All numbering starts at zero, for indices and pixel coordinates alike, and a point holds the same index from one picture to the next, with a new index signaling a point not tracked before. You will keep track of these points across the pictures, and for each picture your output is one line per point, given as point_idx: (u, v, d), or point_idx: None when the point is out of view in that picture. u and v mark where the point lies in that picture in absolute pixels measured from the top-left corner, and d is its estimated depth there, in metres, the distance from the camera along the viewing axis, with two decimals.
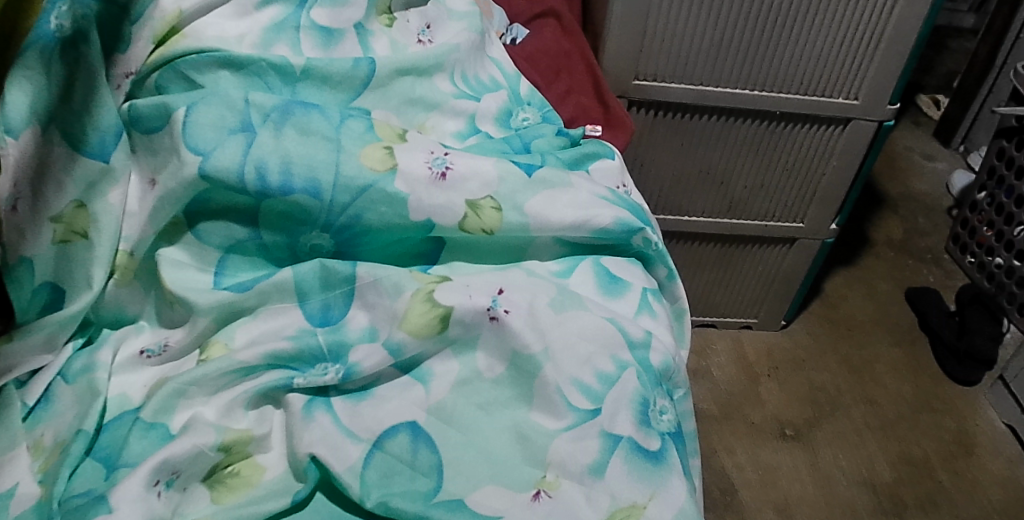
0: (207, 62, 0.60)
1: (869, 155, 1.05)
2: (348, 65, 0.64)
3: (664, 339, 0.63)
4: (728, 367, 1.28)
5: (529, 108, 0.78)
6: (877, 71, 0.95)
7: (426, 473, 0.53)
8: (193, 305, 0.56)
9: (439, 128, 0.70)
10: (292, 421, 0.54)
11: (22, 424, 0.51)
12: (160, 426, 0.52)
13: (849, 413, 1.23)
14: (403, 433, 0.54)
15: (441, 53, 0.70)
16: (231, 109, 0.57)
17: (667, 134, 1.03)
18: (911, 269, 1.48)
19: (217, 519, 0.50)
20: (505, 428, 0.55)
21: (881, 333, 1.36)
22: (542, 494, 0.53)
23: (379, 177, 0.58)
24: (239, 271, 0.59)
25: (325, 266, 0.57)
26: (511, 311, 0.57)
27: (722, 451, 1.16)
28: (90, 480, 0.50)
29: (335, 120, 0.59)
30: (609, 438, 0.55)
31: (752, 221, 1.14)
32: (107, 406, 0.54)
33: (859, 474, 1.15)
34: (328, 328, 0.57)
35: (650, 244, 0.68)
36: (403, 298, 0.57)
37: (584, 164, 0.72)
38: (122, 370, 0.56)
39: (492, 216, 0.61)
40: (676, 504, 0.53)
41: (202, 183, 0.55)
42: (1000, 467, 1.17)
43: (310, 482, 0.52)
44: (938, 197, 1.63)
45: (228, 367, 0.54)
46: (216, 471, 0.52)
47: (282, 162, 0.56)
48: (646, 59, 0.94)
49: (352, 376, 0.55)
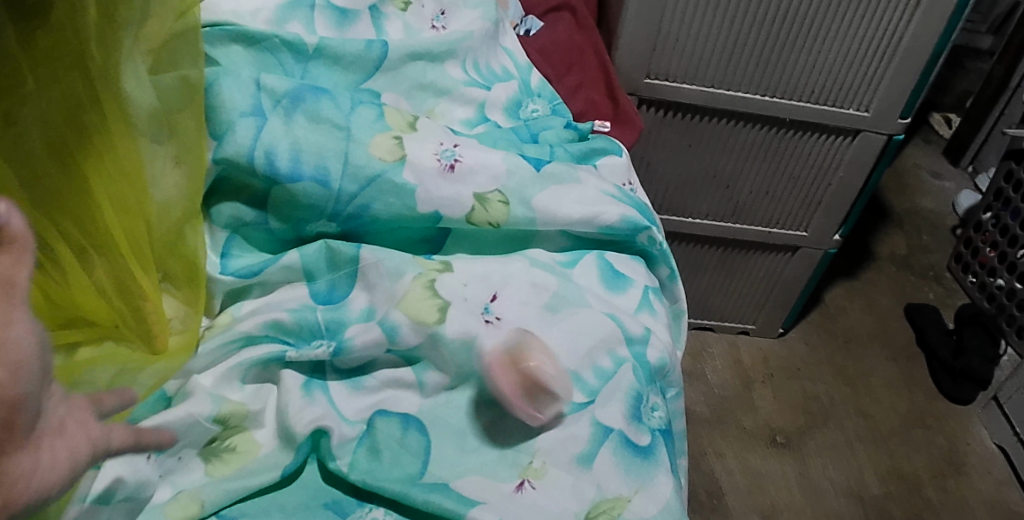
0: (220, 36, 0.59)
1: (877, 168, 1.05)
2: (361, 46, 0.65)
3: (662, 337, 0.64)
4: (723, 372, 1.29)
5: (540, 100, 0.78)
6: (891, 84, 0.94)
7: (416, 453, 0.54)
8: (211, 280, 0.57)
9: (448, 115, 0.70)
10: (287, 397, 0.54)
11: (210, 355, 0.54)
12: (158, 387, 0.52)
13: (842, 425, 1.23)
14: (395, 417, 0.55)
15: (454, 39, 0.71)
16: (243, 91, 0.58)
17: (676, 134, 1.03)
18: (912, 285, 1.48)
19: (208, 491, 0.50)
20: (496, 416, 0.56)
21: (879, 346, 1.36)
22: (526, 483, 0.53)
23: (388, 167, 0.59)
24: (245, 252, 0.59)
25: (331, 247, 0.59)
26: (500, 297, 0.60)
27: (712, 454, 1.17)
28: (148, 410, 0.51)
29: (346, 107, 0.60)
30: (601, 428, 0.56)
31: (755, 228, 1.14)
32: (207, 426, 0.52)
33: (848, 485, 1.15)
34: (330, 306, 0.58)
35: (654, 243, 0.68)
36: (403, 282, 0.58)
37: (591, 159, 0.73)
38: (221, 387, 0.54)
39: (499, 209, 0.62)
40: (661, 500, 0.55)
41: (216, 167, 0.56)
42: (989, 488, 1.17)
43: (301, 455, 0.53)
44: (944, 216, 1.63)
45: (230, 336, 0.55)
46: (213, 442, 0.52)
47: (291, 149, 0.57)
48: (659, 58, 0.94)
49: (343, 352, 0.55)
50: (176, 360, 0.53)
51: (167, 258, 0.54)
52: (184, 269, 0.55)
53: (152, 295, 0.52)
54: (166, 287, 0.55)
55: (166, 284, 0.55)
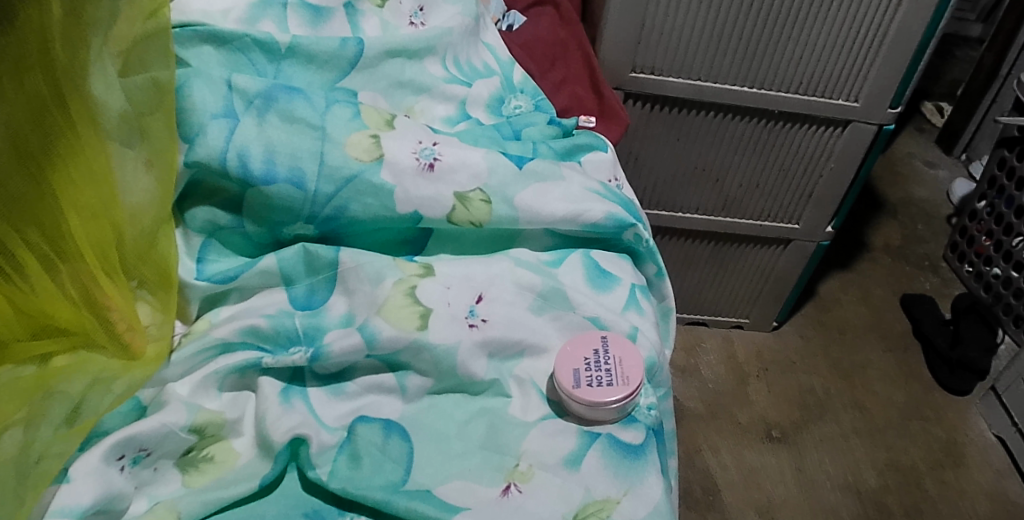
0: (191, 37, 0.59)
1: (867, 158, 1.04)
2: (336, 44, 0.64)
3: (650, 335, 0.63)
4: (717, 367, 1.28)
5: (522, 96, 0.76)
6: (880, 73, 0.93)
7: (397, 460, 0.53)
8: (184, 286, 0.56)
9: (428, 112, 0.69)
10: (266, 405, 0.53)
11: (184, 361, 0.53)
12: (131, 397, 0.51)
13: (838, 418, 1.22)
14: (376, 424, 0.54)
15: (432, 36, 0.70)
16: (214, 91, 0.56)
17: (664, 128, 1.02)
18: (907, 276, 1.47)
19: (184, 502, 0.49)
20: (479, 421, 0.55)
21: (874, 337, 1.35)
22: (512, 487, 0.52)
23: (365, 167, 0.58)
24: (221, 256, 0.58)
25: (308, 251, 0.57)
26: (489, 320, 0.57)
27: (707, 450, 1.16)
28: (119, 419, 0.50)
29: (321, 106, 0.59)
30: (587, 434, 0.55)
31: (747, 221, 1.13)
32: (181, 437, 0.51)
33: (844, 479, 1.14)
34: (309, 312, 0.57)
35: (640, 240, 0.67)
36: (383, 286, 0.56)
37: (576, 156, 0.71)
38: (196, 396, 0.53)
39: (481, 208, 0.61)
40: (651, 502, 0.53)
41: (188, 171, 0.55)
42: (989, 479, 1.16)
43: (280, 463, 0.51)
44: (938, 205, 1.62)
45: (205, 344, 0.54)
46: (190, 452, 0.51)
47: (265, 151, 0.56)
48: (644, 52, 0.93)
49: (320, 359, 0.54)
50: (142, 371, 0.52)
51: (140, 264, 0.53)
52: (160, 275, 0.54)
53: (119, 304, 0.53)
54: (142, 294, 0.54)
55: (142, 290, 0.54)
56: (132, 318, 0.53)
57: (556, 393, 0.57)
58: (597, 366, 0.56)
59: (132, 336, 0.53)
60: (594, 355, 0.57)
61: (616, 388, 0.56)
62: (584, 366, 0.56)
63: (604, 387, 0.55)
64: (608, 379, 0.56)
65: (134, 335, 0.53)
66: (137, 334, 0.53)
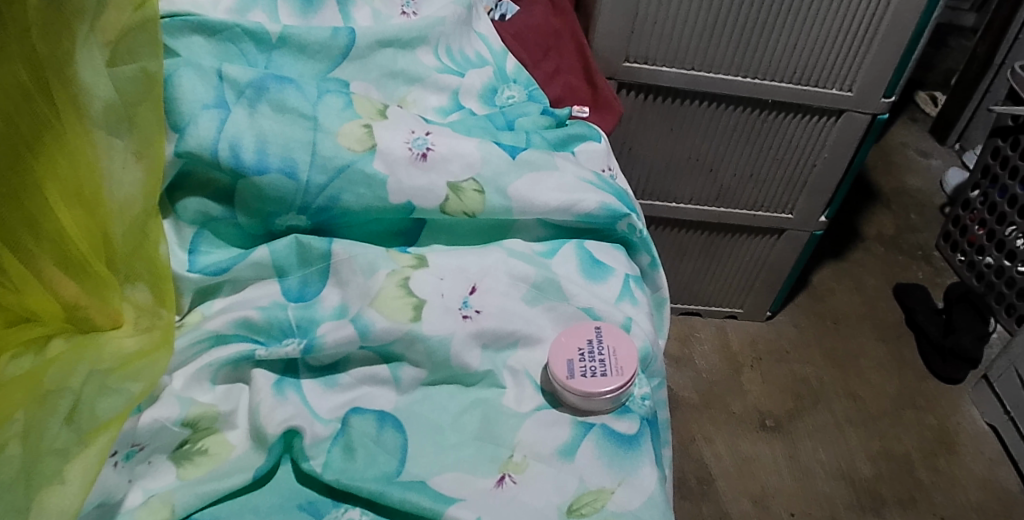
0: (180, 27, 0.58)
1: (861, 148, 1.04)
2: (327, 34, 0.63)
3: (643, 325, 0.63)
4: (711, 356, 1.28)
5: (515, 86, 0.76)
6: (873, 63, 0.93)
7: (392, 452, 0.53)
8: (176, 278, 0.55)
9: (421, 102, 0.69)
10: (258, 398, 0.53)
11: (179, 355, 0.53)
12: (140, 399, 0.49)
13: (832, 407, 1.22)
14: (370, 416, 0.54)
15: (425, 25, 0.69)
16: (204, 82, 0.56)
17: (657, 118, 1.02)
18: (900, 265, 1.47)
19: (180, 495, 0.48)
20: (473, 411, 0.56)
21: (868, 327, 1.35)
22: (507, 478, 0.52)
23: (358, 157, 0.57)
24: (213, 248, 0.58)
25: (301, 242, 0.57)
26: (483, 312, 0.57)
27: (701, 439, 1.16)
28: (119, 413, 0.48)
29: (312, 96, 0.58)
30: (582, 425, 0.56)
31: (740, 210, 1.13)
32: (173, 431, 0.50)
33: (838, 467, 1.15)
34: (302, 304, 0.57)
35: (634, 230, 0.67)
36: (377, 277, 0.56)
37: (569, 146, 0.71)
38: (189, 389, 0.52)
39: (474, 198, 0.61)
40: (646, 492, 0.53)
41: (178, 161, 0.54)
42: (981, 467, 1.17)
43: (274, 454, 0.51)
44: (932, 194, 1.62)
45: (198, 336, 0.53)
46: (184, 446, 0.51)
47: (257, 141, 0.55)
48: (638, 41, 0.92)
49: (315, 350, 0.54)
50: (161, 359, 0.51)
51: (129, 262, 0.53)
52: (153, 271, 0.53)
53: (94, 296, 0.53)
54: (133, 288, 0.53)
55: (132, 286, 0.53)
56: (101, 299, 0.53)
57: (551, 384, 0.57)
58: (591, 357, 0.56)
59: (100, 314, 0.53)
60: (587, 345, 0.57)
61: (609, 379, 0.56)
62: (578, 357, 0.56)
63: (596, 378, 0.55)
64: (602, 371, 0.55)
65: (102, 313, 0.53)
66: (104, 314, 0.53)
